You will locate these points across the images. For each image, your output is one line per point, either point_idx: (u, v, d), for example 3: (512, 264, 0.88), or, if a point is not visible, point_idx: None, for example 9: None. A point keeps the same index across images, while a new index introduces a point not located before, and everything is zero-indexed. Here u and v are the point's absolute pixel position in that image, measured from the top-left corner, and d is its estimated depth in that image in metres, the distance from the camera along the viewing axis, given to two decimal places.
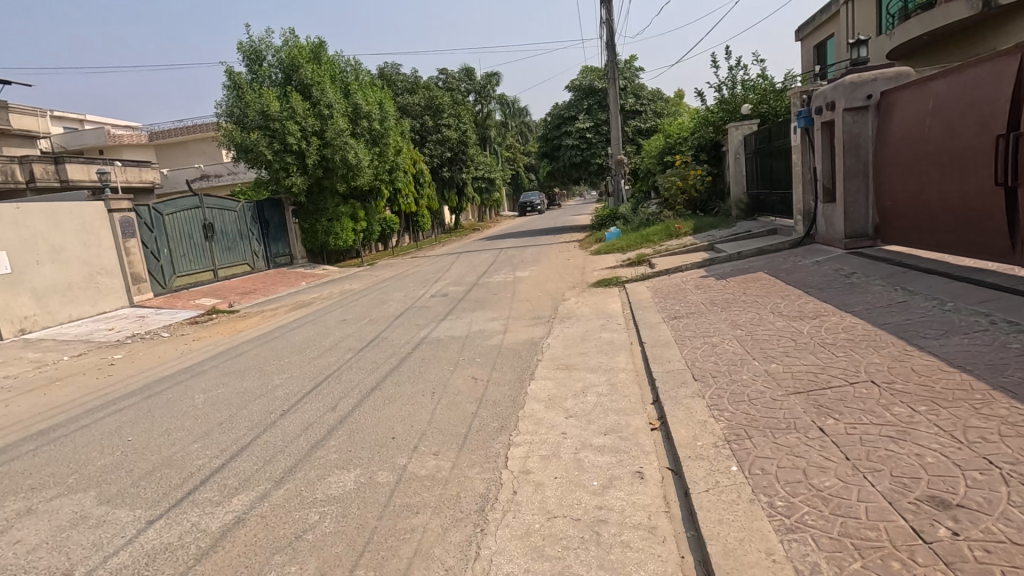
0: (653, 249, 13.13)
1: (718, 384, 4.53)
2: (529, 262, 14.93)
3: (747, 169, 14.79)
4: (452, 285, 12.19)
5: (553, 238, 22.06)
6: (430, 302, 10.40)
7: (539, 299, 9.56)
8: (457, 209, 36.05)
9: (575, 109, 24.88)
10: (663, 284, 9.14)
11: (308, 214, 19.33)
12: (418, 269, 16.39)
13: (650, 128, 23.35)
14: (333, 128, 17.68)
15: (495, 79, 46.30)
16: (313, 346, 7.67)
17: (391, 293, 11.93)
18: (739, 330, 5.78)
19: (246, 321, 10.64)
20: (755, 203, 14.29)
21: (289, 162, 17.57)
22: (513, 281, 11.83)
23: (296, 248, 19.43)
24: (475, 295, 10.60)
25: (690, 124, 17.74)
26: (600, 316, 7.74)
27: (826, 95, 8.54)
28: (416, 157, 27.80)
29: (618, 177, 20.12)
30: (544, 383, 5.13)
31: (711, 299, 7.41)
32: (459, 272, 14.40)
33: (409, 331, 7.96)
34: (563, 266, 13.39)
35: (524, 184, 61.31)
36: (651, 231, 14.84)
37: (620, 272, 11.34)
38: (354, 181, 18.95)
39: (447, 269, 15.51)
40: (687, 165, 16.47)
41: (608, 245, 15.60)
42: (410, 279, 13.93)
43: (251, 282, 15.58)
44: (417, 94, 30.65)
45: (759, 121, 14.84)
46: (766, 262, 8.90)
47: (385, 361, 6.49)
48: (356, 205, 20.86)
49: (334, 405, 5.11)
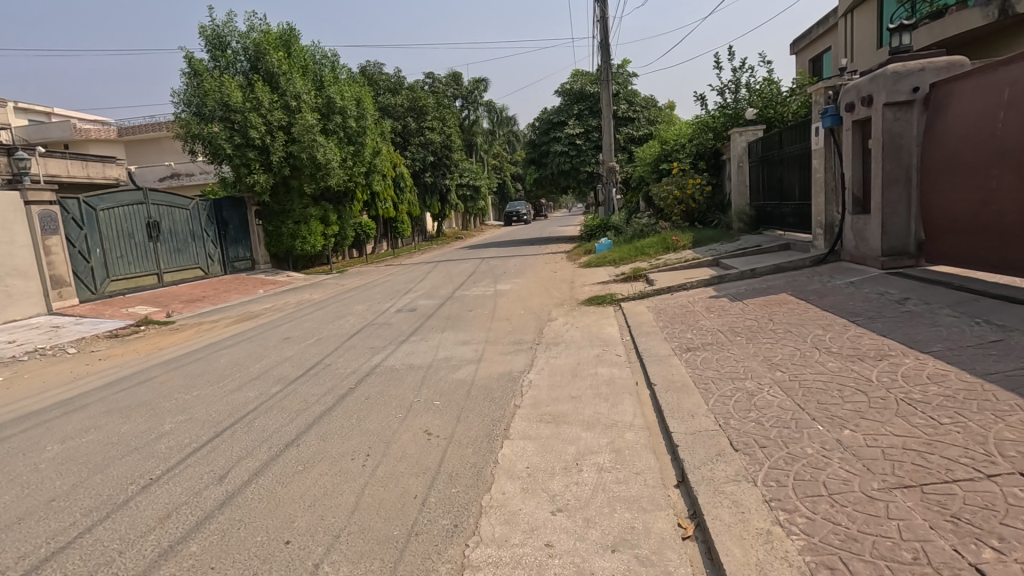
0: (649, 263, 11.80)
1: (771, 459, 3.14)
2: (511, 274, 13.52)
3: (751, 179, 13.62)
4: (422, 298, 10.72)
5: (538, 249, 20.67)
6: (394, 317, 8.95)
7: (521, 317, 8.17)
8: (439, 216, 34.61)
9: (565, 115, 23.67)
10: (667, 304, 7.80)
11: (273, 216, 17.74)
12: (389, 279, 14.89)
13: (644, 136, 22.21)
14: (301, 122, 16.19)
15: (482, 85, 45.15)
16: (237, 373, 6.15)
17: (352, 305, 10.42)
18: (779, 373, 4.43)
19: (179, 335, 9.10)
20: (760, 216, 13.10)
21: (251, 158, 15.99)
22: (492, 296, 10.40)
23: (259, 252, 17.81)
24: (446, 311, 9.16)
25: (687, 130, 16.58)
26: (592, 343, 6.36)
27: (861, 88, 7.29)
28: (396, 160, 26.34)
29: (609, 185, 18.89)
30: (523, 445, 3.72)
31: (729, 326, 6.08)
32: (432, 282, 12.95)
33: (360, 356, 6.51)
34: (549, 280, 12.01)
35: (511, 194, 60.13)
36: (646, 243, 13.55)
37: (614, 288, 9.99)
38: (324, 181, 17.44)
39: (420, 279, 14.08)
40: (685, 173, 15.27)
41: (598, 257, 14.26)
42: (378, 290, 12.43)
43: (200, 288, 13.95)
44: (400, 95, 29.25)
45: (765, 127, 13.70)
46: (787, 282, 7.60)
47: (319, 398, 5.03)
48: (327, 208, 19.32)
49: (225, 473, 3.62)
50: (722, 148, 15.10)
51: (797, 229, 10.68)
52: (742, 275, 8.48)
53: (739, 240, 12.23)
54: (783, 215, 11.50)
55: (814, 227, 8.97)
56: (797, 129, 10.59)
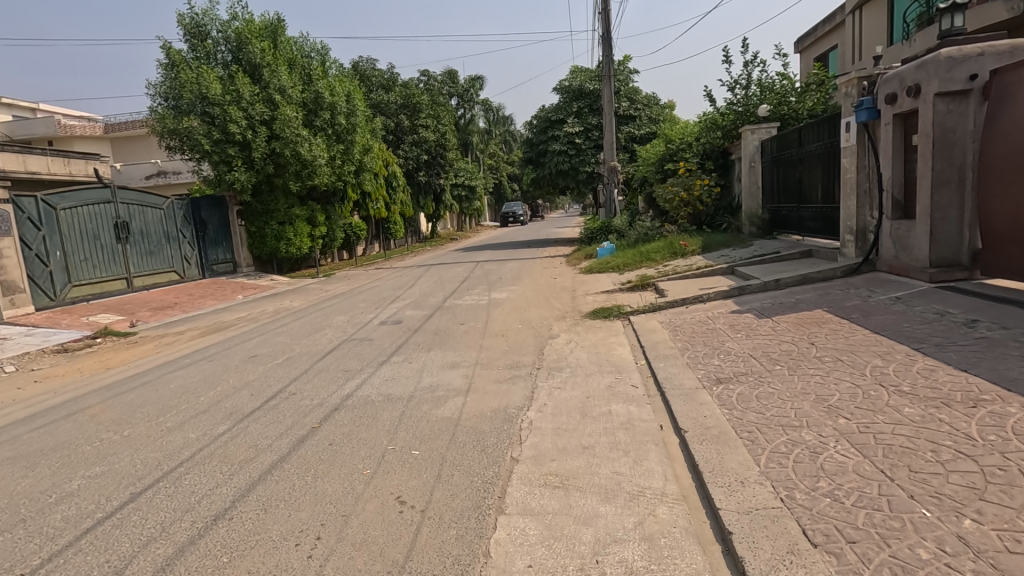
0: (657, 270, 10.92)
1: (871, 567, 2.25)
2: (507, 281, 12.60)
3: (764, 180, 12.77)
4: (410, 308, 9.79)
5: (536, 252, 19.77)
6: (377, 331, 8.02)
7: (519, 333, 7.26)
8: (433, 216, 33.65)
9: (564, 113, 22.79)
10: (684, 320, 6.91)
11: (256, 216, 16.77)
12: (377, 285, 13.96)
13: (646, 135, 21.34)
14: (284, 117, 15.25)
15: (478, 83, 44.25)
16: (185, 403, 5.21)
17: (333, 316, 9.50)
18: (842, 420, 3.55)
19: (137, 349, 8.16)
20: (775, 220, 12.23)
21: (231, 155, 15.05)
22: (487, 306, 9.48)
23: (241, 254, 16.84)
24: (435, 325, 8.24)
25: (694, 128, 15.74)
26: (602, 368, 5.46)
27: (906, 77, 6.43)
28: (388, 158, 25.38)
29: (611, 185, 18.02)
30: (524, 526, 2.82)
31: (762, 350, 5.20)
32: (422, 290, 12.01)
33: (332, 382, 5.58)
34: (549, 287, 11.10)
35: (507, 194, 59.22)
36: (652, 248, 12.66)
37: (621, 298, 9.09)
38: (310, 179, 16.50)
39: (410, 285, 13.18)
40: (692, 173, 14.41)
41: (600, 262, 13.38)
42: (364, 297, 11.50)
43: (173, 294, 12.99)
44: (393, 92, 28.29)
45: (779, 125, 12.86)
46: (820, 297, 6.73)
47: (272, 442, 4.12)
48: (314, 208, 18.36)
49: (123, 566, 2.69)
50: (732, 147, 14.25)
51: (820, 235, 9.82)
52: (765, 286, 7.61)
53: (753, 245, 11.37)
54: (802, 219, 10.64)
55: (843, 233, 8.11)
56: (819, 125, 9.75)
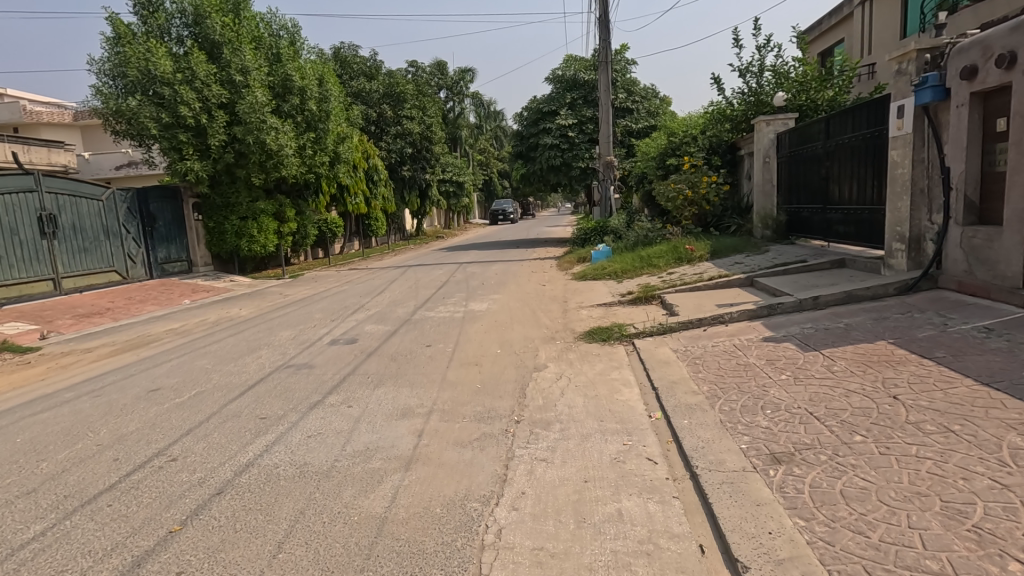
0: (661, 278, 9.51)
1: None
2: (490, 287, 11.12)
3: (780, 177, 11.38)
4: (373, 321, 8.28)
5: (524, 254, 18.29)
6: (322, 354, 6.51)
7: (497, 363, 5.78)
8: (418, 213, 32.08)
9: (556, 104, 21.31)
10: (704, 350, 5.46)
11: (214, 209, 15.14)
12: (345, 289, 12.44)
13: (643, 129, 19.93)
14: (244, 99, 13.60)
15: (469, 76, 42.74)
16: (16, 473, 3.68)
17: (279, 330, 7.96)
18: (1015, 566, 2.12)
19: (26, 371, 6.59)
20: (793, 222, 10.84)
21: (183, 141, 13.42)
22: (463, 322, 8.00)
23: (197, 253, 15.24)
24: (395, 346, 6.75)
25: (699, 121, 14.35)
26: (603, 425, 4.01)
27: (994, 43, 5.10)
28: (368, 151, 23.77)
29: (606, 182, 16.58)
30: None
31: (823, 405, 3.79)
32: (392, 297, 10.52)
33: (234, 439, 4.08)
34: (536, 298, 9.64)
35: (497, 191, 57.68)
36: (654, 253, 11.24)
37: (620, 314, 7.64)
38: (276, 170, 14.89)
39: (381, 290, 11.67)
40: (698, 169, 12.99)
41: (594, 267, 11.96)
42: (324, 306, 9.97)
43: (108, 298, 11.39)
44: (376, 80, 26.67)
45: (798, 116, 11.47)
46: (876, 322, 5.32)
47: (88, 569, 2.62)
48: (282, 202, 16.76)
49: None
50: (742, 141, 12.86)
51: (852, 241, 8.43)
52: (800, 306, 6.20)
53: (770, 252, 9.99)
54: (828, 222, 9.25)
55: (889, 241, 6.72)
56: (853, 112, 8.34)
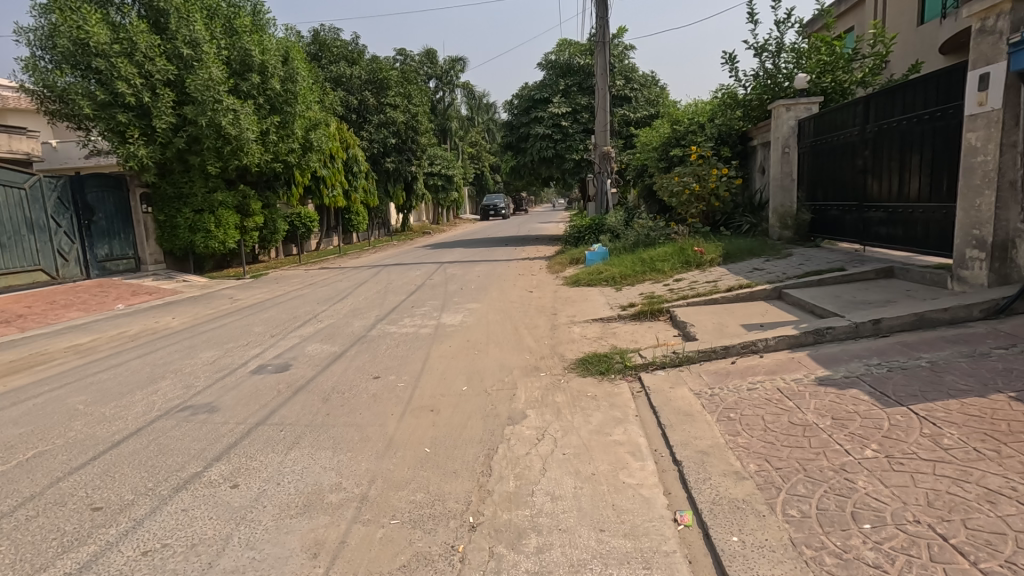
0: (667, 287, 8.10)
1: None
2: (469, 294, 9.65)
3: (802, 170, 9.96)
4: (320, 339, 6.76)
5: (511, 253, 16.81)
6: (237, 389, 5.01)
7: (460, 409, 4.33)
8: (404, 207, 30.50)
9: (549, 90, 19.81)
10: (738, 397, 4.03)
11: (165, 201, 13.57)
12: (304, 293, 10.93)
13: (642, 119, 18.46)
14: (195, 76, 12.03)
15: (460, 65, 41.17)
16: None
17: (201, 350, 6.43)
18: None
19: None
20: (818, 221, 9.43)
21: (123, 122, 11.82)
22: (429, 341, 6.52)
23: (145, 249, 13.69)
24: (334, 376, 5.27)
25: (707, 108, 12.93)
26: (606, 540, 2.57)
27: None
28: (347, 140, 22.16)
29: (602, 175, 15.14)
30: None
31: (955, 519, 2.37)
32: (354, 305, 9.02)
33: (27, 558, 2.60)
34: (521, 308, 8.19)
35: (489, 185, 56.11)
36: (657, 255, 9.82)
37: (621, 334, 6.20)
38: (235, 157, 13.32)
39: (345, 295, 10.19)
40: (706, 161, 11.56)
41: (588, 270, 10.54)
42: (271, 315, 8.44)
43: (25, 303, 9.84)
44: (357, 66, 25.02)
45: (822, 101, 10.06)
46: (973, 362, 3.92)
47: None
48: (245, 193, 15.23)
49: None
50: (756, 129, 11.45)
51: (900, 245, 7.03)
52: (855, 332, 4.79)
53: (793, 256, 8.62)
54: (866, 221, 7.84)
55: (959, 246, 5.32)
56: (902, 88, 6.94)
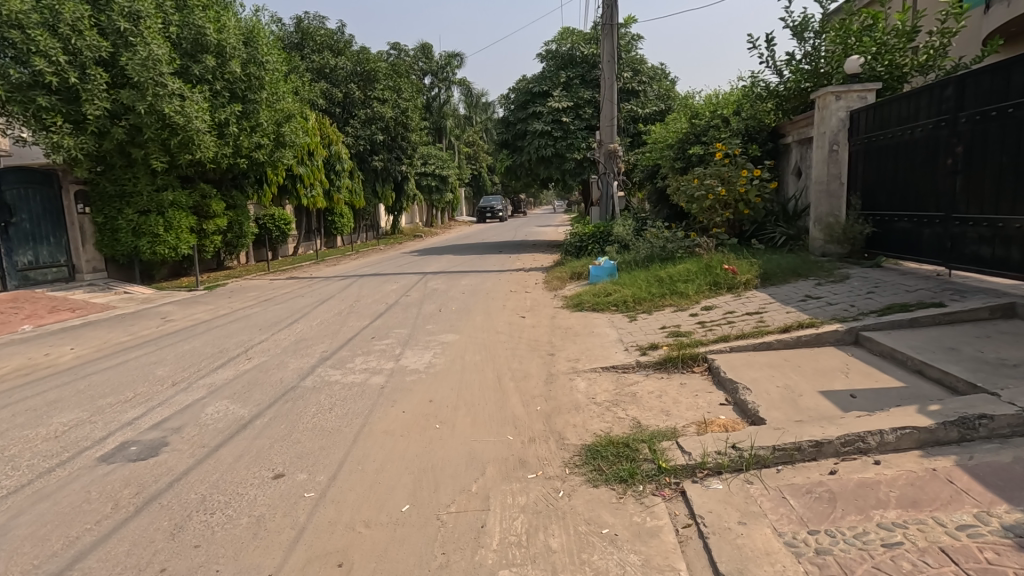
0: (696, 319, 6.33)
1: None
2: (447, 320, 7.87)
3: (855, 172, 8.20)
4: (232, 393, 4.98)
5: (504, 263, 15.03)
6: (55, 498, 3.22)
7: (385, 568, 2.53)
8: (393, 208, 28.71)
9: (549, 83, 18.08)
10: (875, 571, 2.26)
11: (104, 199, 11.80)
12: (254, 313, 9.16)
13: (651, 115, 16.71)
14: (131, 54, 10.27)
15: (456, 61, 39.52)
16: None
17: (59, 411, 4.62)
18: None
19: None
20: (879, 235, 7.67)
21: (45, 107, 10.04)
22: (377, 400, 4.74)
23: (81, 255, 11.93)
24: (217, 472, 3.49)
25: (731, 100, 11.18)
26: None
27: None
28: (329, 135, 20.56)
29: (608, 176, 13.38)
30: None
31: None
32: (302, 334, 7.23)
33: None
34: (507, 343, 6.43)
35: (486, 187, 54.35)
36: (677, 272, 8.06)
37: (643, 397, 4.43)
38: (185, 151, 11.57)
39: (297, 319, 8.40)
40: (734, 160, 9.78)
41: (591, 289, 8.77)
42: (192, 348, 6.65)
43: None
44: (344, 56, 23.29)
45: (879, 88, 8.28)
46: None
47: None
48: (205, 192, 13.68)
49: None
50: (793, 124, 9.69)
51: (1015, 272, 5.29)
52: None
53: (851, 280, 6.86)
54: (956, 238, 6.08)
55: None
56: (1021, 61, 5.14)
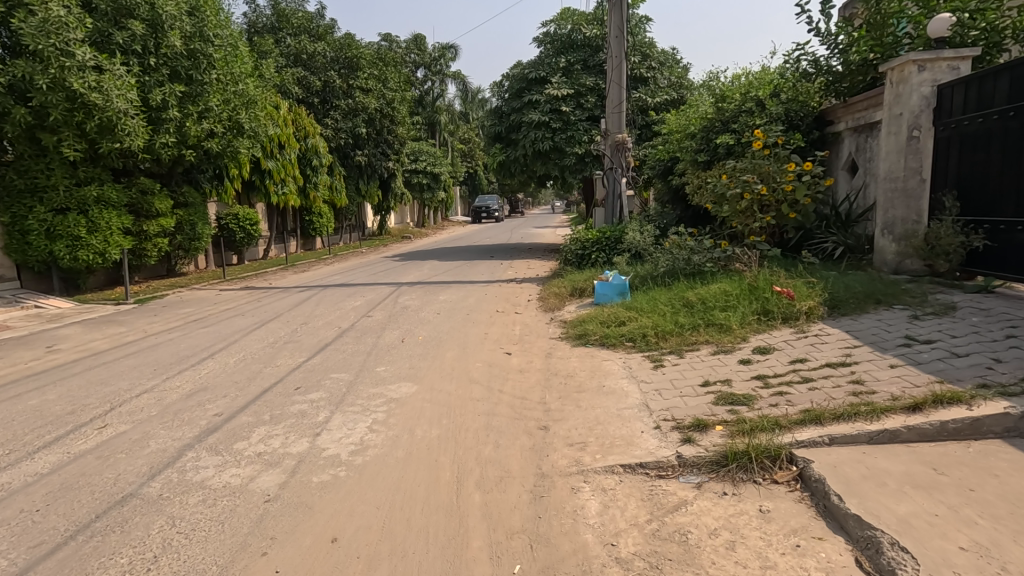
0: (752, 373, 4.42)
1: None
2: (406, 358, 5.91)
3: (944, 165, 6.28)
4: (15, 512, 3.02)
5: (494, 272, 13.09)
6: None
7: None
8: (380, 208, 26.75)
9: (547, 69, 16.15)
10: None
11: (12, 194, 9.86)
12: (168, 340, 7.19)
13: (662, 104, 14.81)
14: (25, 15, 8.38)
15: (451, 53, 37.66)
16: None
17: None
18: None
19: None
20: (993, 249, 5.77)
21: None
22: (246, 535, 2.80)
23: None
24: None
25: (766, 80, 9.26)
26: None
27: None
28: (304, 126, 18.74)
29: (615, 173, 11.44)
30: None
31: None
32: (204, 382, 5.26)
33: None
34: (482, 405, 4.49)
35: (482, 186, 52.40)
36: (712, 294, 6.12)
37: (703, 550, 2.50)
38: (108, 136, 9.64)
39: (214, 352, 6.41)
40: (777, 150, 7.81)
41: (598, 313, 6.83)
42: (35, 406, 4.68)
43: None
44: (323, 41, 21.33)
45: (977, 55, 6.31)
46: None
47: None
48: (145, 187, 11.86)
49: None
50: (849, 106, 7.79)
51: None
52: None
53: (962, 313, 4.95)
54: None
55: None
56: None
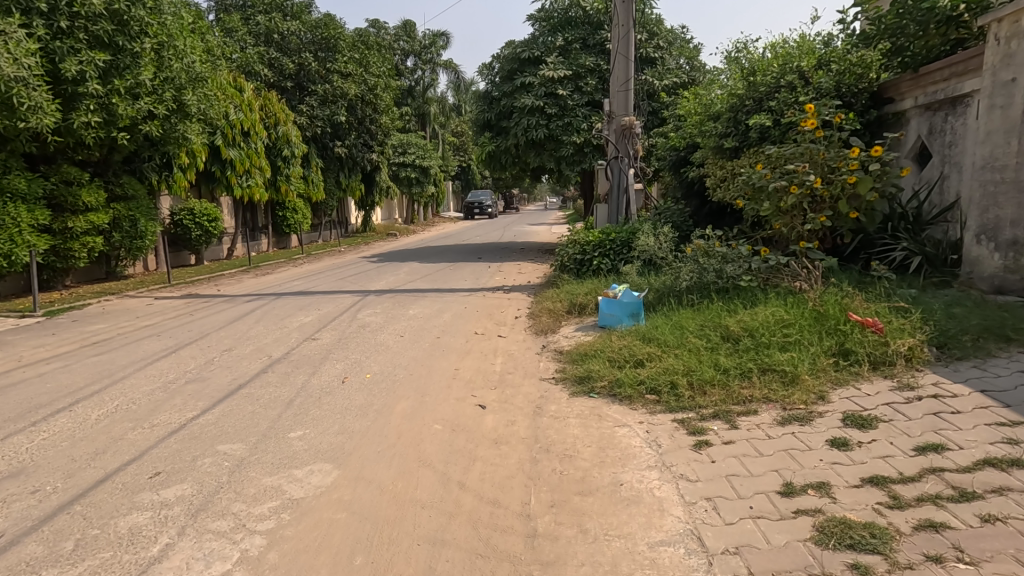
0: (863, 470, 2.78)
1: None
2: (336, 416, 4.20)
3: None
4: None
5: (480, 277, 11.38)
6: None
7: None
8: (363, 203, 24.97)
9: (542, 48, 14.44)
10: None
11: None
12: (37, 375, 5.45)
13: (671, 88, 13.10)
14: None
15: (442, 41, 35.86)
16: None
17: None
18: None
19: None
20: None
21: None
22: None
23: None
24: None
25: (808, 47, 7.56)
26: None
27: None
28: (274, 112, 16.94)
29: (621, 163, 9.74)
30: None
31: None
32: (24, 460, 3.55)
33: None
34: (429, 521, 2.79)
35: (476, 181, 50.61)
36: (762, 321, 4.48)
37: None
38: (5, 112, 7.93)
39: (81, 398, 4.69)
40: (832, 132, 6.11)
41: (606, 344, 5.14)
42: None
43: None
44: (297, 20, 19.50)
45: None
46: None
47: None
48: (69, 176, 10.16)
49: None
50: (919, 77, 6.16)
51: None
52: None
53: None
54: None
55: None
56: None
